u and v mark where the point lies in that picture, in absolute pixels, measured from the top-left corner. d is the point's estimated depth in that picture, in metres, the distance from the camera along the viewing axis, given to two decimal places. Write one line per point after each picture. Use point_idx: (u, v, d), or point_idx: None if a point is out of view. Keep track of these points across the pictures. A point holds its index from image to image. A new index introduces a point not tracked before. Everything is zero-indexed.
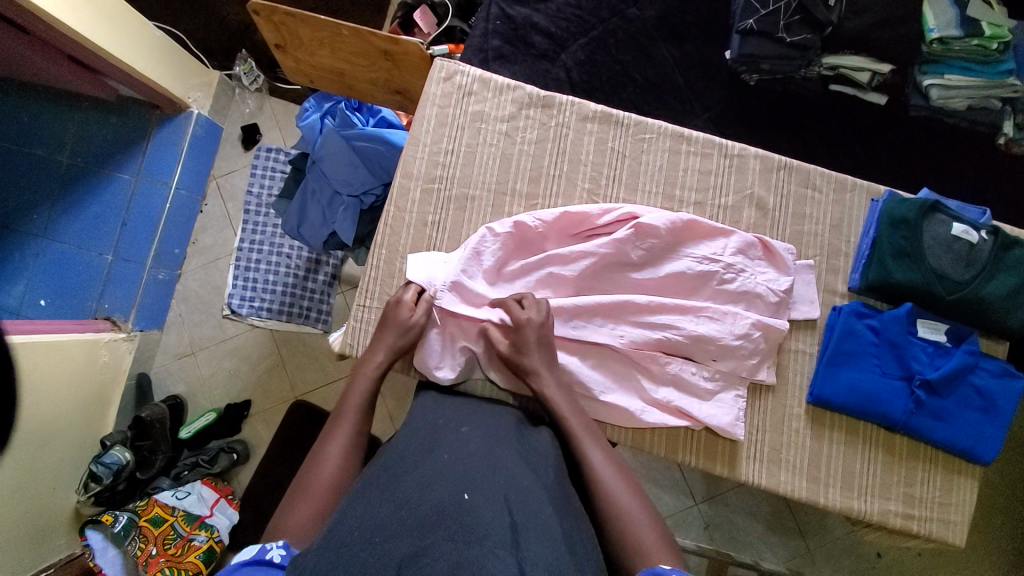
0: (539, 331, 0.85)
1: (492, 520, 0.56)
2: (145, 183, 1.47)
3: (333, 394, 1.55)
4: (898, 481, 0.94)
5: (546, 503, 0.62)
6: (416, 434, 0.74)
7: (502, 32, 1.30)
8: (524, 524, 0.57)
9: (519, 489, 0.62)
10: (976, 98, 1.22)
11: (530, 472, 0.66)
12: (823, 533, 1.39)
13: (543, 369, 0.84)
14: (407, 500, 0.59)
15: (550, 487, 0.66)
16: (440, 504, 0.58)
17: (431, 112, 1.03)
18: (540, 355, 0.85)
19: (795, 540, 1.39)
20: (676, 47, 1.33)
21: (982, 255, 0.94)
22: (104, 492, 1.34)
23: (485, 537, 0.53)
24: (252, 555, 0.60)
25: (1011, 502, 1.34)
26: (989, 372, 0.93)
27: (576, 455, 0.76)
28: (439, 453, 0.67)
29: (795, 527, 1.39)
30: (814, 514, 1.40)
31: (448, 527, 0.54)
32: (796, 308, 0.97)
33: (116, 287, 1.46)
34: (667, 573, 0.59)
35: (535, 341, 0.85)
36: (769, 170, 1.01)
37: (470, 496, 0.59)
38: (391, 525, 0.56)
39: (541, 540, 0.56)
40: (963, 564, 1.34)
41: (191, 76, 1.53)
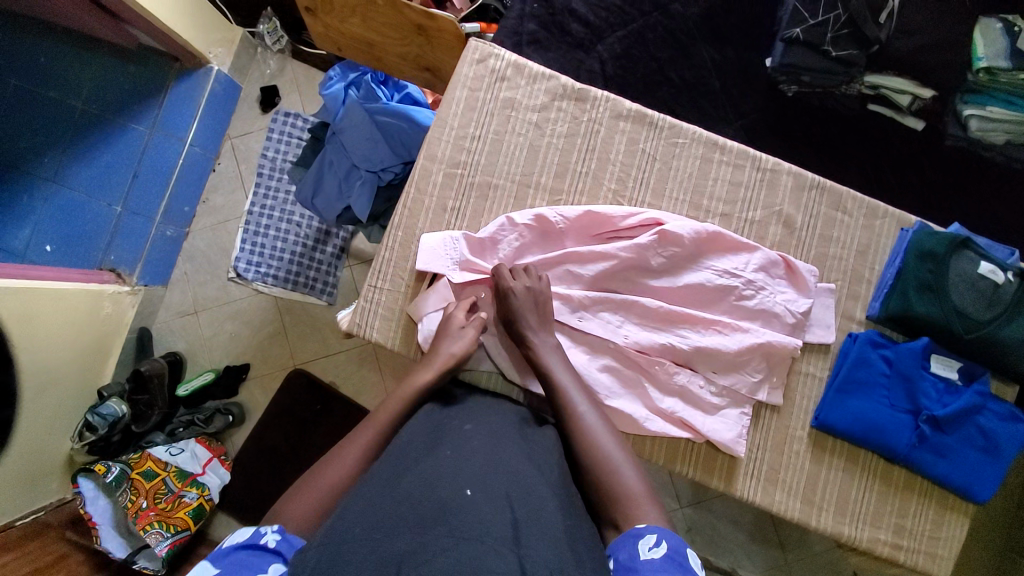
0: (531, 293, 0.88)
1: (493, 517, 0.56)
2: (158, 136, 1.44)
3: (332, 366, 1.55)
4: (891, 511, 0.94)
5: (550, 500, 0.63)
6: (417, 429, 0.75)
7: (538, 16, 1.26)
8: (526, 521, 0.57)
9: (523, 488, 0.62)
10: (1017, 134, 1.18)
11: (534, 470, 0.66)
12: (803, 548, 1.40)
13: (537, 332, 0.86)
14: (407, 496, 0.60)
15: (555, 485, 0.66)
16: (441, 500, 0.58)
17: (461, 94, 1.00)
18: (534, 317, 0.87)
19: (775, 552, 1.40)
20: (715, 49, 1.29)
21: (1007, 297, 0.92)
22: (98, 442, 1.36)
23: (485, 534, 0.54)
24: (247, 538, 0.60)
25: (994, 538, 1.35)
26: (996, 414, 0.92)
27: (562, 411, 0.78)
28: (441, 449, 0.68)
29: (776, 539, 1.41)
30: (796, 529, 1.42)
31: (446, 525, 0.55)
32: (811, 331, 0.96)
33: (123, 240, 1.43)
34: (643, 534, 0.62)
35: (535, 315, 0.87)
36: (801, 188, 0.99)
37: (472, 492, 0.59)
38: (392, 519, 0.57)
39: (543, 536, 0.56)
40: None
41: (215, 31, 1.49)
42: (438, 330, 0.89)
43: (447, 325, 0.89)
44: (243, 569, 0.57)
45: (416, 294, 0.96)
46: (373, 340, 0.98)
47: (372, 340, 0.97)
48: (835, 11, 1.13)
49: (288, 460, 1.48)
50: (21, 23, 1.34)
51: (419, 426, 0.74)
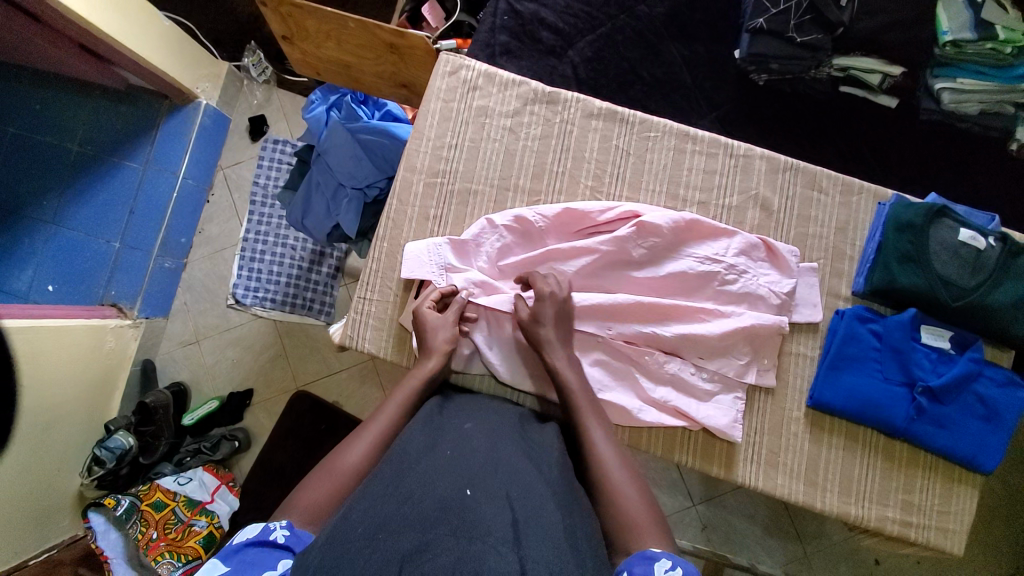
0: (556, 305, 0.86)
1: (493, 515, 0.57)
2: (153, 172, 1.48)
3: (335, 385, 1.57)
4: (897, 487, 0.93)
5: (549, 501, 0.63)
6: (422, 430, 0.74)
7: (509, 27, 1.30)
8: (526, 521, 0.58)
9: (523, 487, 0.63)
10: (990, 103, 1.21)
11: (532, 469, 0.67)
12: (821, 539, 1.38)
13: (559, 344, 0.85)
14: (410, 496, 0.60)
15: (554, 485, 0.66)
16: (442, 500, 0.59)
17: (436, 106, 1.03)
18: (556, 329, 0.86)
19: (793, 544, 1.38)
20: (684, 46, 1.32)
21: (991, 261, 0.92)
22: (107, 476, 1.37)
23: (487, 534, 0.55)
24: (257, 534, 0.63)
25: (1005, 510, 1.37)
26: (993, 380, 0.92)
27: (578, 431, 0.78)
28: (441, 449, 0.69)
29: (793, 531, 1.39)
30: (813, 520, 1.40)
31: (450, 523, 0.56)
32: (798, 311, 0.96)
33: (123, 274, 1.47)
34: (657, 556, 0.61)
35: (554, 327, 0.85)
36: (775, 171, 1.00)
37: (472, 492, 0.61)
38: (394, 520, 0.57)
39: (541, 536, 0.56)
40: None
41: (200, 66, 1.53)
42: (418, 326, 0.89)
43: (425, 319, 0.88)
44: (253, 565, 0.59)
45: (405, 305, 0.97)
46: (366, 352, 0.99)
47: (365, 352, 0.98)
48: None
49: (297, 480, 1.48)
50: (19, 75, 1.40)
51: (421, 425, 0.75)
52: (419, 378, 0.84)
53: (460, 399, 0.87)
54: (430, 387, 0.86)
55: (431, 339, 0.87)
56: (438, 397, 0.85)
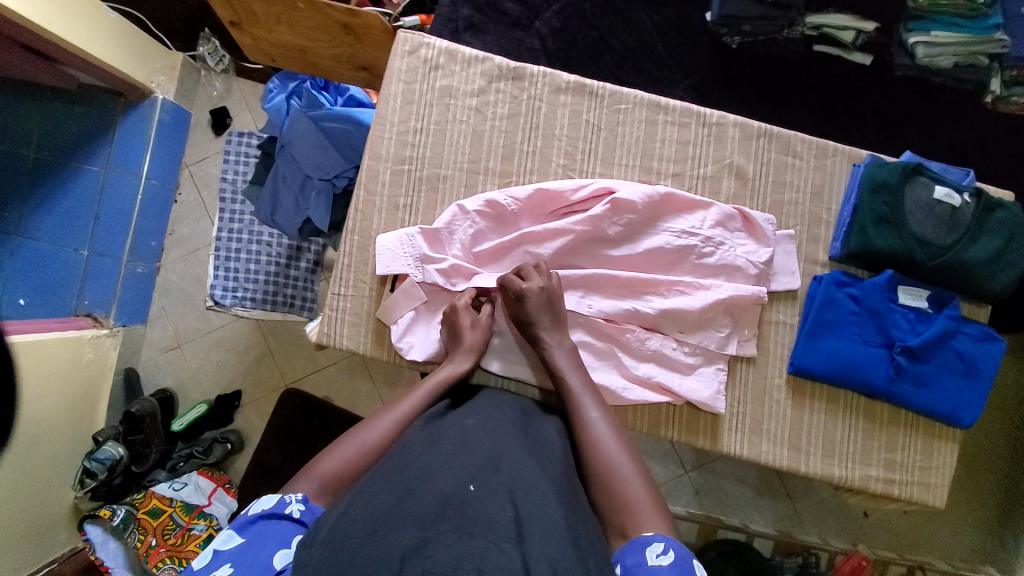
0: (546, 292, 0.86)
1: (496, 511, 0.57)
2: (114, 174, 1.42)
3: (323, 381, 1.56)
4: (880, 446, 0.95)
5: (551, 495, 0.62)
6: (423, 428, 0.73)
7: (472, 0, 1.24)
8: (529, 518, 0.57)
9: (526, 483, 0.62)
10: (963, 55, 1.19)
11: (535, 465, 0.67)
12: (810, 495, 1.43)
13: (552, 329, 0.85)
14: (410, 492, 0.59)
15: (555, 479, 0.66)
16: (442, 494, 0.58)
17: (397, 89, 0.98)
18: (548, 317, 0.86)
19: (783, 502, 1.42)
20: (655, 10, 1.27)
21: (966, 218, 0.92)
22: (100, 487, 1.36)
23: (490, 529, 0.54)
24: (272, 507, 0.62)
25: (976, 454, 1.43)
26: (970, 336, 0.93)
27: (575, 418, 0.77)
28: (443, 446, 0.68)
29: (783, 490, 1.43)
30: (802, 478, 1.44)
31: (451, 519, 0.55)
32: (776, 279, 0.95)
33: (95, 283, 1.43)
34: (650, 541, 0.61)
35: (547, 314, 0.85)
36: (749, 138, 0.98)
37: (474, 487, 0.60)
38: (394, 517, 0.56)
39: (544, 532, 0.55)
40: (941, 519, 1.42)
41: (152, 59, 1.45)
42: (450, 323, 0.89)
43: (458, 318, 0.88)
44: (267, 539, 0.59)
45: (381, 298, 0.95)
46: (345, 349, 0.97)
47: (344, 349, 0.97)
48: None
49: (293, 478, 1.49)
50: None
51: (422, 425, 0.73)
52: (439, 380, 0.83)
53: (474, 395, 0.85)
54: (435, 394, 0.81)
55: (462, 338, 0.87)
56: (446, 402, 0.81)
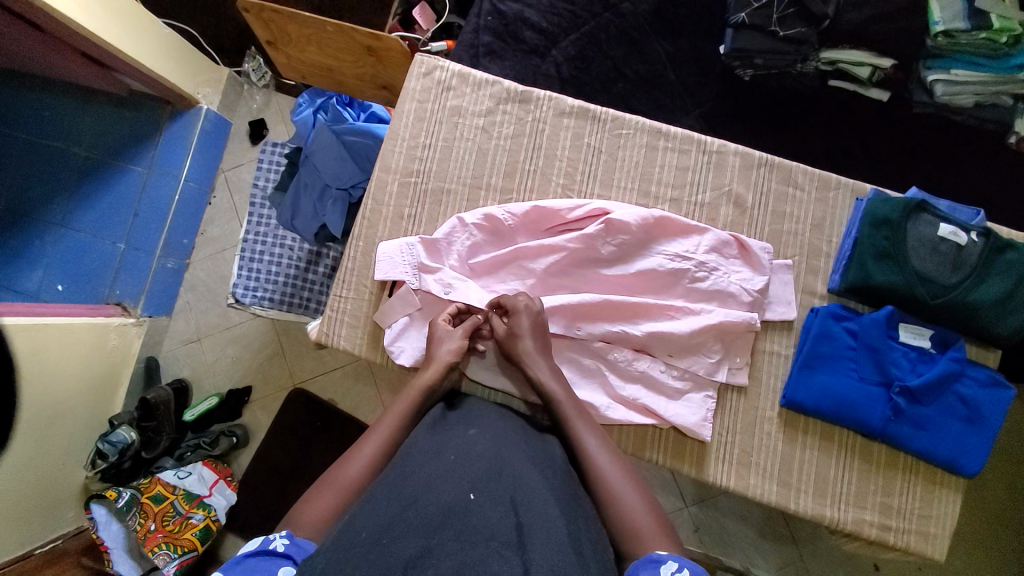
0: (532, 315, 0.87)
1: (497, 520, 0.58)
2: (155, 176, 1.53)
3: (329, 383, 1.60)
4: (876, 489, 0.91)
5: (553, 504, 0.63)
6: (427, 438, 0.75)
7: (493, 28, 1.30)
8: (529, 526, 0.59)
9: (527, 491, 0.64)
10: (984, 94, 1.17)
11: (537, 474, 0.68)
12: (818, 542, 1.36)
13: (538, 353, 0.86)
14: (413, 501, 0.61)
15: (556, 489, 0.67)
16: (446, 505, 0.60)
17: (410, 107, 1.04)
18: (533, 340, 0.86)
19: (789, 547, 1.36)
20: (669, 43, 1.31)
21: (973, 257, 0.89)
22: (110, 469, 1.42)
23: (490, 537, 0.56)
24: (257, 546, 0.63)
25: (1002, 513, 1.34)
26: (976, 380, 0.89)
27: (571, 440, 0.78)
28: (446, 453, 0.70)
29: (788, 534, 1.36)
30: (810, 523, 1.37)
31: (453, 527, 0.57)
32: (771, 309, 0.94)
33: (127, 275, 1.52)
34: (663, 559, 0.62)
35: (532, 339, 0.86)
36: (749, 167, 0.99)
37: (475, 496, 0.61)
38: (398, 525, 0.58)
39: (547, 540, 0.57)
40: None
41: (200, 72, 1.58)
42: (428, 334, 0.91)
43: (434, 332, 0.91)
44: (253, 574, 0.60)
45: (379, 302, 0.99)
46: (342, 348, 1.01)
47: (341, 349, 1.00)
48: None
49: (293, 476, 1.52)
50: (27, 83, 1.46)
51: (426, 431, 0.76)
52: (419, 390, 0.84)
53: (463, 403, 0.87)
54: (431, 398, 0.86)
55: (437, 349, 0.88)
56: (443, 404, 0.86)
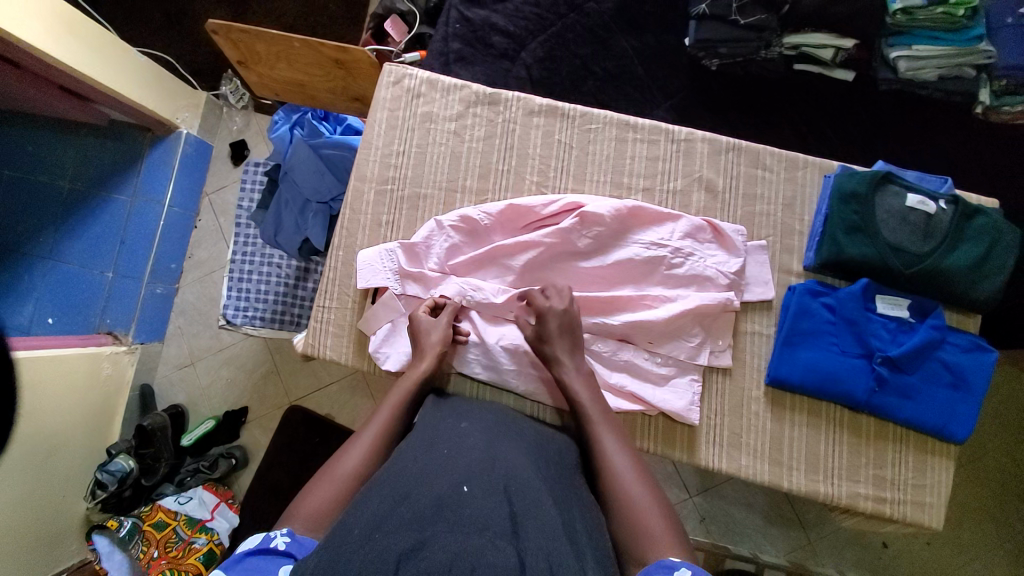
0: (564, 316, 0.87)
1: (491, 510, 0.59)
2: (140, 203, 1.55)
3: (326, 398, 1.60)
4: (867, 462, 0.92)
5: (546, 494, 0.64)
6: (419, 435, 0.75)
7: (461, 35, 1.32)
8: (523, 515, 0.60)
9: (521, 481, 0.65)
10: (947, 67, 1.18)
11: (530, 464, 0.69)
12: (824, 525, 1.36)
13: (567, 353, 0.86)
14: (406, 495, 0.61)
15: (549, 478, 0.68)
16: (439, 497, 0.60)
17: (382, 115, 1.05)
18: (564, 342, 0.86)
19: (795, 531, 1.36)
20: (635, 38, 1.33)
21: (943, 225, 0.91)
22: (111, 498, 1.40)
23: (485, 527, 0.56)
24: (258, 544, 0.64)
25: (1002, 481, 1.35)
26: (958, 347, 0.90)
27: (592, 445, 0.77)
28: (439, 448, 0.70)
29: (795, 518, 1.37)
30: (815, 507, 1.37)
31: (447, 520, 0.57)
32: (749, 290, 0.95)
33: (117, 303, 1.53)
34: (676, 566, 0.59)
35: (563, 338, 0.86)
36: (718, 153, 1.00)
37: (469, 488, 0.62)
38: (391, 520, 0.58)
39: (540, 528, 0.58)
40: (977, 557, 1.33)
41: (178, 97, 1.59)
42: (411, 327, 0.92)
43: (417, 324, 0.91)
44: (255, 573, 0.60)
45: (362, 309, 1.00)
46: (329, 358, 1.02)
47: (327, 359, 1.01)
48: None
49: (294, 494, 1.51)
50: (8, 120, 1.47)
51: (421, 428, 0.76)
52: (412, 379, 0.85)
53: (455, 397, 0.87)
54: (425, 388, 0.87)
55: (423, 342, 0.89)
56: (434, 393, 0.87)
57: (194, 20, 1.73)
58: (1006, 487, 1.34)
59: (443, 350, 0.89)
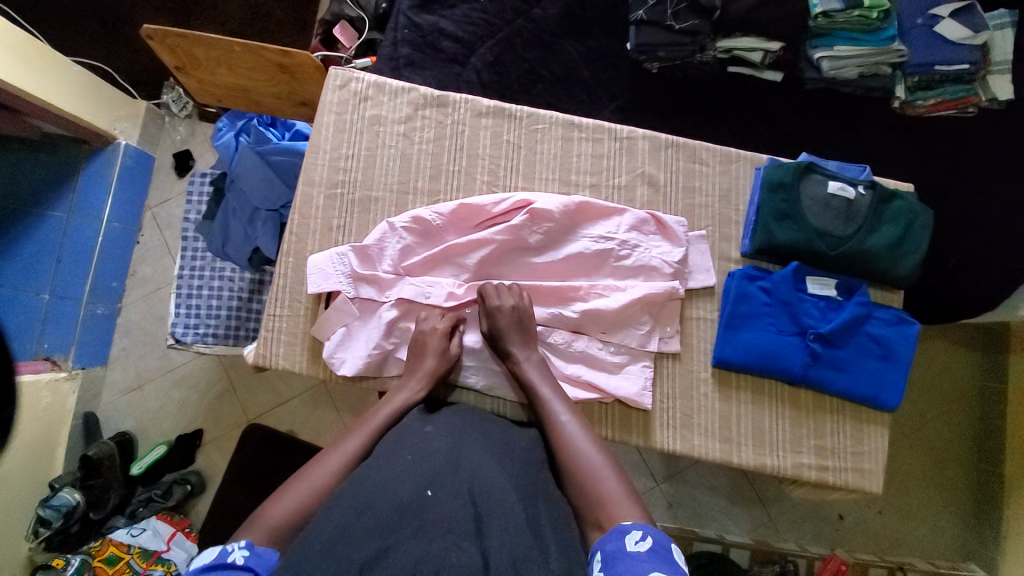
0: (514, 311, 0.91)
1: (455, 513, 0.60)
2: (76, 220, 1.46)
3: (287, 413, 1.54)
4: (808, 433, 0.98)
5: (511, 491, 0.64)
6: (385, 442, 0.74)
7: (410, 40, 1.33)
8: (488, 515, 0.61)
9: (486, 482, 0.65)
10: (866, 66, 1.28)
11: (495, 463, 0.70)
12: (783, 501, 1.43)
13: (524, 345, 0.90)
14: (369, 504, 0.61)
15: (515, 477, 0.69)
16: (401, 503, 0.61)
17: (329, 119, 1.05)
18: (519, 335, 0.90)
19: (757, 509, 1.42)
20: (580, 43, 1.38)
21: (863, 208, 0.99)
22: (55, 536, 1.31)
23: (448, 531, 0.57)
24: (214, 559, 0.63)
25: (936, 446, 1.47)
26: (883, 320, 0.98)
27: (547, 424, 0.82)
28: (402, 453, 0.70)
29: (755, 497, 1.43)
30: (774, 485, 1.44)
31: (409, 526, 0.58)
32: (693, 278, 1.00)
33: (55, 326, 1.42)
34: (629, 529, 0.65)
35: (519, 332, 0.90)
36: (658, 149, 1.05)
37: (433, 492, 0.63)
38: (354, 529, 0.59)
39: (505, 526, 0.59)
40: (919, 518, 1.44)
41: (114, 107, 1.52)
42: (417, 346, 0.91)
43: (423, 339, 0.91)
44: None
45: (316, 315, 0.98)
46: (282, 368, 1.00)
47: (281, 368, 0.99)
48: None
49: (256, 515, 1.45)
50: None
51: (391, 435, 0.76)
52: (403, 403, 0.85)
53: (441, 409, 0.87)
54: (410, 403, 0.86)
55: (424, 361, 0.89)
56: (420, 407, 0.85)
57: (129, 27, 1.66)
58: (938, 451, 1.46)
59: (438, 374, 0.89)
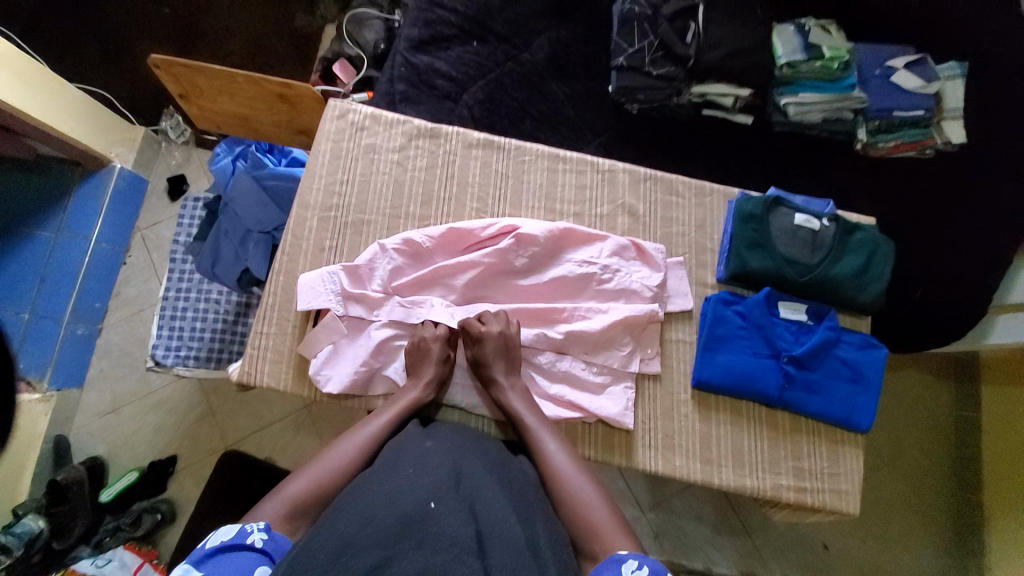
0: (499, 339, 0.93)
1: (457, 527, 0.60)
2: (64, 240, 1.46)
3: (267, 438, 1.51)
4: (786, 455, 1.01)
5: (511, 511, 0.65)
6: (385, 457, 0.75)
7: (407, 77, 1.41)
8: (489, 532, 0.61)
9: (487, 500, 0.66)
10: (829, 111, 1.39)
11: (495, 483, 0.70)
12: (767, 530, 1.43)
13: (505, 378, 0.92)
14: (372, 517, 0.61)
15: (515, 497, 0.70)
16: (406, 514, 0.61)
17: (326, 146, 1.10)
18: (502, 363, 0.92)
19: (742, 539, 1.42)
20: (565, 85, 1.48)
21: (827, 239, 1.06)
22: (15, 567, 1.23)
23: (452, 544, 0.57)
24: (232, 540, 0.64)
25: (913, 473, 1.50)
26: (852, 345, 1.03)
27: (535, 450, 0.83)
28: (404, 467, 0.70)
29: (740, 526, 1.43)
30: (758, 513, 1.44)
31: (413, 538, 0.58)
32: (672, 302, 1.05)
33: (32, 347, 1.41)
34: (624, 558, 0.65)
35: (502, 362, 0.92)
36: (637, 182, 1.12)
37: (436, 505, 0.63)
38: (359, 538, 0.58)
39: (505, 543, 0.59)
40: (901, 546, 1.45)
41: (113, 132, 1.55)
42: (416, 356, 0.93)
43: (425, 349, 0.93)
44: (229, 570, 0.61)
45: (303, 334, 1.00)
46: (266, 385, 0.99)
47: (265, 386, 0.99)
48: (647, 39, 1.35)
49: None
50: None
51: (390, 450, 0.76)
52: (407, 403, 0.88)
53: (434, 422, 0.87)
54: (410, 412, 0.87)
55: (423, 369, 0.91)
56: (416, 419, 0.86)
57: (133, 58, 1.72)
58: (915, 478, 1.49)
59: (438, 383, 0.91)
